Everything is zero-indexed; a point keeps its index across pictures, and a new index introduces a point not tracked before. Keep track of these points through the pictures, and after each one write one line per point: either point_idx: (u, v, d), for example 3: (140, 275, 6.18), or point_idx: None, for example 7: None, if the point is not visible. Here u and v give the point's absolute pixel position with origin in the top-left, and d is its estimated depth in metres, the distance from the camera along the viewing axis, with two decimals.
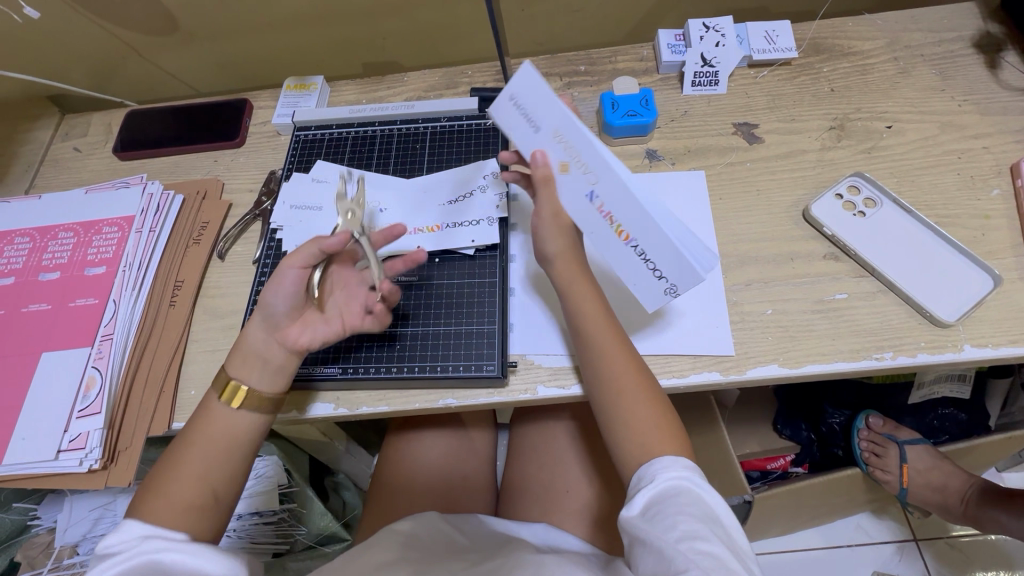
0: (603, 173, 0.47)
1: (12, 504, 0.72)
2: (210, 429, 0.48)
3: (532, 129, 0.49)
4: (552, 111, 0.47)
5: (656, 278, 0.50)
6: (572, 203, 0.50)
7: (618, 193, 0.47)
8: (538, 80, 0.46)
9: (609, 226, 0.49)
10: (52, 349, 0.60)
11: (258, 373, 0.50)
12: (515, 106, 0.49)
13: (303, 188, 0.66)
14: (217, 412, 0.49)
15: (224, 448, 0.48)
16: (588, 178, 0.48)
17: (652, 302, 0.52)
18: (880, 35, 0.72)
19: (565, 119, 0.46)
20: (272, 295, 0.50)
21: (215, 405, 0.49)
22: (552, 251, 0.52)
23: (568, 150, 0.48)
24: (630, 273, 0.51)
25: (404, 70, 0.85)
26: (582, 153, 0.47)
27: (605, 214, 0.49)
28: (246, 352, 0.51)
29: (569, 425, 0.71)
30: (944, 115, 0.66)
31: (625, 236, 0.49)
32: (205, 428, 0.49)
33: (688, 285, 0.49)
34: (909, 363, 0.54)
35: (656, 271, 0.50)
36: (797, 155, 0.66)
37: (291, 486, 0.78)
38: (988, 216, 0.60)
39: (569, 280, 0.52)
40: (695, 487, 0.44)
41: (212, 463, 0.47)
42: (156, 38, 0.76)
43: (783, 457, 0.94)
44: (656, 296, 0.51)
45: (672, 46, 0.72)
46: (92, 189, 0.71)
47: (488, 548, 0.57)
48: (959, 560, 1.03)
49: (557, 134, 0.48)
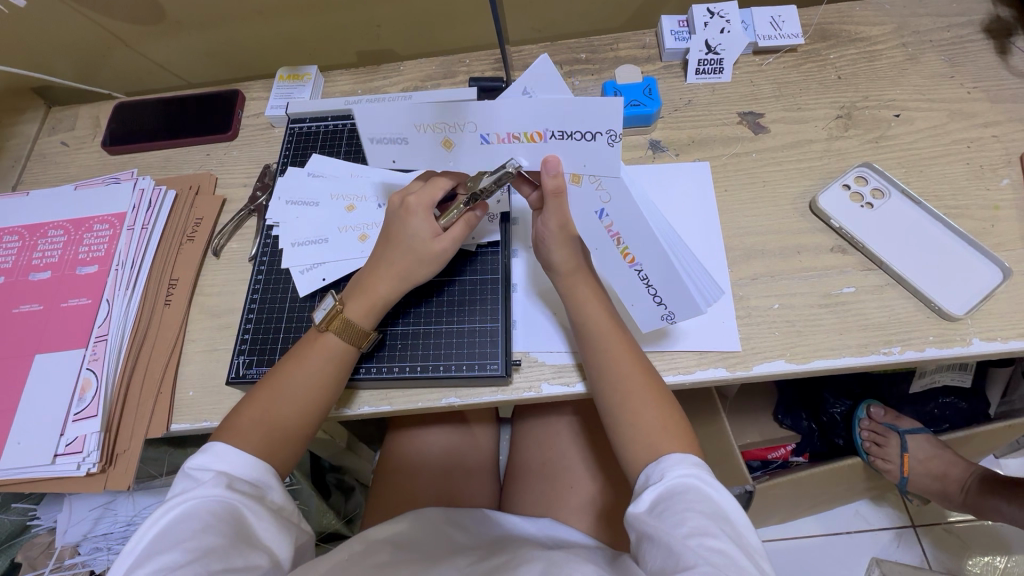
0: (476, 113, 0.44)
1: (10, 505, 0.71)
2: (312, 363, 0.51)
3: (399, 144, 0.48)
4: (399, 112, 0.45)
5: (589, 141, 0.44)
6: (482, 160, 0.48)
7: (502, 119, 0.44)
8: (552, 73, 0.44)
9: (616, 246, 0.50)
10: (45, 352, 0.59)
11: (375, 314, 0.53)
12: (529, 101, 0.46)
13: (299, 183, 0.64)
14: (331, 345, 0.52)
15: (331, 387, 0.51)
16: (470, 129, 0.45)
17: (648, 325, 0.53)
18: (888, 20, 0.71)
19: (423, 107, 0.44)
20: (430, 269, 0.54)
21: (325, 339, 0.52)
22: (558, 261, 0.51)
23: (440, 127, 0.45)
24: (631, 294, 0.53)
25: (401, 58, 0.83)
26: (447, 118, 0.45)
27: (507, 139, 0.46)
28: (373, 298, 0.53)
29: (573, 420, 0.71)
30: (953, 103, 0.65)
31: (538, 136, 0.45)
32: (313, 360, 0.51)
33: (619, 118, 0.42)
34: (916, 358, 0.54)
35: (583, 134, 0.44)
36: (803, 146, 0.65)
37: (294, 483, 0.77)
38: (998, 207, 0.59)
39: (571, 285, 0.52)
40: (704, 486, 0.43)
41: (315, 403, 0.50)
42: (143, 27, 0.73)
43: (783, 447, 0.96)
44: (654, 320, 0.52)
45: (676, 33, 0.70)
46: (81, 185, 0.69)
47: (490, 546, 0.56)
48: (957, 546, 1.03)
49: (420, 126, 0.46)
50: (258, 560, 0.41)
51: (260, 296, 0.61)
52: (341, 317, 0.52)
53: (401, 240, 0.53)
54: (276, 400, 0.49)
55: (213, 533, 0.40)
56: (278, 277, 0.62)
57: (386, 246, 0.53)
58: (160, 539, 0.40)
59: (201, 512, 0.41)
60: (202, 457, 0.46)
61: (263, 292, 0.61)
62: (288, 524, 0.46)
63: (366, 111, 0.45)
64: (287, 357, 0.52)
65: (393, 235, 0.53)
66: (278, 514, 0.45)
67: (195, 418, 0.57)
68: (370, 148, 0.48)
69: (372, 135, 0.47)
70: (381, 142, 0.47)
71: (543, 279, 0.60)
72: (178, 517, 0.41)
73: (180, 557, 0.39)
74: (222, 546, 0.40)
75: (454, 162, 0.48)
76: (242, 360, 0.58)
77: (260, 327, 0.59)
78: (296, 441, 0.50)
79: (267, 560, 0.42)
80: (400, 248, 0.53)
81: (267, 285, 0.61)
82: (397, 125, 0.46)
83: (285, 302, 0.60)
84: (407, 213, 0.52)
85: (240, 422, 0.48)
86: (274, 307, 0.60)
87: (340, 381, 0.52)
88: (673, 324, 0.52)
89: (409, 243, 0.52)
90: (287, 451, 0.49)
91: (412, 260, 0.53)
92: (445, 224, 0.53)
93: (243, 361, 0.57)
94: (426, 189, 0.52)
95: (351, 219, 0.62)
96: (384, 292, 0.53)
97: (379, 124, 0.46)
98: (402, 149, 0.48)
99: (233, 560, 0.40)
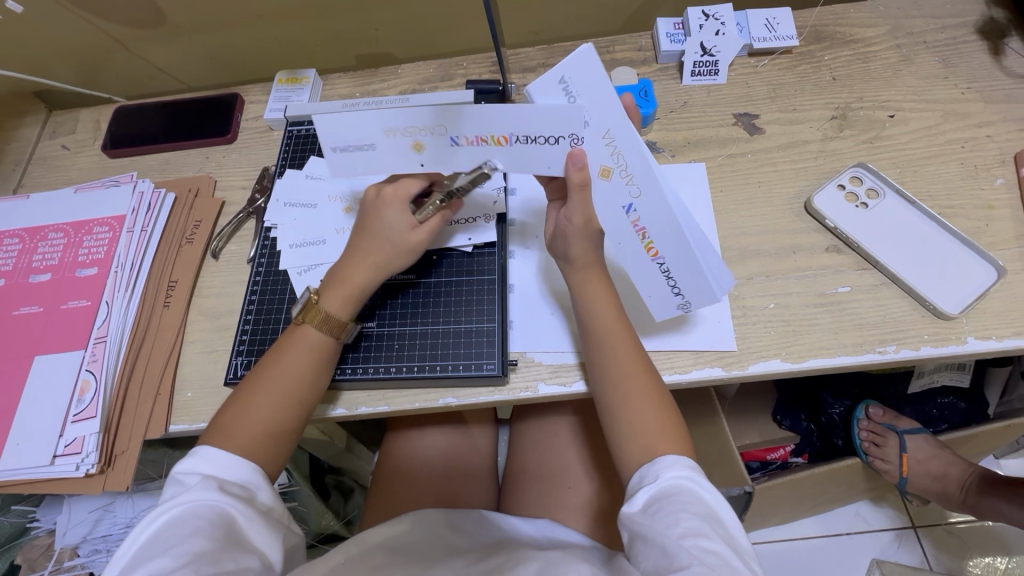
0: (442, 119, 0.47)
1: (10, 507, 0.71)
2: (291, 360, 0.51)
3: (370, 151, 0.50)
4: (367, 120, 0.48)
5: (553, 145, 0.47)
6: (451, 161, 0.50)
7: (470, 123, 0.46)
8: (596, 66, 0.46)
9: (641, 240, 0.52)
10: (45, 353, 0.60)
11: (353, 306, 0.53)
12: (564, 90, 0.47)
13: (298, 185, 0.65)
14: (309, 340, 0.52)
15: (316, 376, 0.52)
16: (438, 131, 0.48)
17: (662, 313, 0.54)
18: (882, 22, 0.71)
19: (391, 113, 0.47)
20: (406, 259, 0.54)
21: (302, 334, 0.52)
22: (575, 253, 0.51)
23: (407, 131, 0.48)
24: (646, 285, 0.53)
25: (399, 62, 0.84)
26: (415, 122, 0.47)
27: (476, 141, 0.48)
28: (349, 287, 0.53)
29: (570, 421, 0.71)
30: (947, 103, 0.65)
31: (503, 140, 0.47)
32: (293, 356, 0.51)
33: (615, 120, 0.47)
34: (911, 356, 0.54)
35: (548, 139, 0.47)
36: (798, 146, 0.65)
37: (291, 484, 0.77)
38: (992, 206, 0.60)
39: (583, 279, 0.52)
40: (696, 486, 0.43)
41: (300, 397, 0.51)
42: (143, 31, 0.74)
43: (782, 447, 0.95)
44: (667, 309, 0.54)
45: (671, 35, 0.70)
46: (81, 189, 0.70)
47: (487, 547, 0.57)
48: (957, 546, 1.03)
49: (388, 131, 0.48)
50: (249, 563, 0.42)
51: (257, 298, 0.61)
52: (316, 307, 0.52)
53: (377, 230, 0.53)
54: (258, 397, 0.49)
55: (203, 537, 0.40)
56: (275, 278, 0.62)
57: (361, 237, 0.54)
58: (151, 545, 0.40)
59: (192, 516, 0.41)
60: (189, 461, 0.46)
61: (261, 293, 0.61)
62: (278, 525, 0.46)
63: (332, 120, 0.48)
64: (268, 355, 0.52)
65: (369, 224, 0.54)
66: (268, 515, 0.46)
67: (194, 419, 0.57)
68: (335, 158, 0.51)
69: (340, 144, 0.50)
70: (352, 150, 0.50)
71: (557, 280, 0.60)
72: (169, 522, 0.41)
73: (169, 562, 0.39)
74: (213, 549, 0.40)
75: (423, 163, 0.51)
76: (241, 361, 0.58)
77: (258, 328, 0.59)
78: (288, 432, 0.50)
79: (258, 562, 0.43)
80: (375, 239, 0.53)
81: (265, 286, 0.62)
82: (365, 132, 0.49)
83: (283, 303, 0.61)
84: (381, 203, 0.54)
85: (224, 422, 0.48)
86: (272, 308, 0.60)
87: (321, 374, 0.52)
88: (687, 312, 0.54)
89: (385, 233, 0.53)
90: (273, 448, 0.49)
91: (391, 251, 0.53)
92: (421, 218, 0.54)
93: (242, 362, 0.58)
94: (402, 183, 0.54)
95: (348, 220, 0.62)
96: (361, 282, 0.53)
97: (348, 133, 0.49)
98: (373, 155, 0.50)
99: (225, 564, 0.40)
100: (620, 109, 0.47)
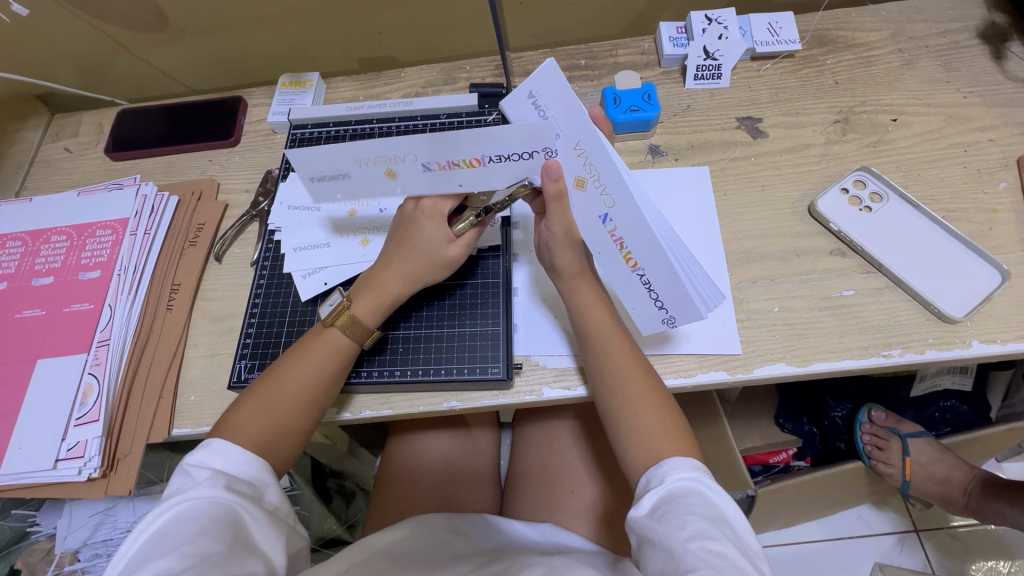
0: (410, 147, 0.46)
1: (9, 511, 0.70)
2: (312, 362, 0.51)
3: (342, 179, 0.49)
4: (335, 151, 0.46)
5: (527, 159, 0.46)
6: (428, 185, 0.50)
7: (443, 151, 0.45)
8: (557, 78, 0.43)
9: (619, 250, 0.49)
10: (47, 357, 0.60)
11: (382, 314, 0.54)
12: (533, 103, 0.46)
13: (301, 189, 0.65)
14: (331, 344, 0.52)
15: (329, 386, 0.51)
16: (409, 159, 0.47)
17: (647, 327, 0.53)
18: (884, 26, 0.71)
19: (358, 143, 0.45)
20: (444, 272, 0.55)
21: (328, 335, 0.52)
22: (563, 264, 0.52)
23: (378, 161, 0.47)
24: (632, 298, 0.52)
25: (402, 65, 0.84)
26: (383, 152, 0.46)
27: (447, 166, 0.47)
28: (382, 296, 0.53)
29: (574, 424, 0.71)
30: (949, 107, 0.66)
31: (476, 162, 0.46)
32: (313, 357, 0.51)
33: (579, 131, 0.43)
34: (916, 360, 0.54)
35: (521, 155, 0.45)
36: (801, 150, 0.65)
37: (294, 488, 0.80)
38: (995, 210, 0.60)
39: (573, 287, 0.52)
40: (703, 489, 0.43)
41: (315, 401, 0.51)
42: (146, 34, 0.74)
43: (785, 450, 0.94)
44: (654, 324, 0.52)
45: (675, 39, 0.70)
46: (84, 192, 0.70)
47: (492, 552, 0.56)
48: (959, 550, 1.03)
49: (359, 161, 0.47)
50: (255, 567, 0.41)
51: (261, 301, 0.61)
52: (346, 313, 0.52)
53: (416, 242, 0.53)
54: (275, 395, 0.49)
55: (212, 539, 0.40)
56: (279, 281, 0.62)
57: (397, 246, 0.53)
58: (156, 544, 0.39)
59: (199, 515, 0.41)
60: (200, 454, 0.46)
61: (264, 296, 0.61)
62: (283, 528, 0.46)
63: (302, 155, 0.46)
64: (290, 351, 0.52)
65: (406, 236, 0.53)
66: (273, 517, 0.45)
67: (197, 423, 0.57)
68: (312, 187, 0.49)
69: (310, 175, 0.48)
70: (322, 180, 0.49)
71: (547, 284, 0.61)
72: (176, 520, 0.40)
73: (176, 563, 0.38)
74: (221, 551, 0.39)
75: (400, 190, 0.50)
76: (244, 364, 0.58)
77: (262, 331, 0.59)
78: (292, 439, 0.50)
79: (262, 566, 0.42)
80: (411, 250, 0.53)
81: (269, 289, 0.61)
82: (334, 162, 0.47)
83: (287, 306, 0.60)
84: (421, 216, 0.52)
85: (240, 413, 0.49)
86: (276, 311, 0.60)
87: (338, 379, 0.52)
88: (674, 328, 0.52)
89: (424, 247, 0.53)
90: (284, 447, 0.49)
91: (434, 267, 0.54)
92: (458, 231, 0.53)
93: (245, 365, 0.58)
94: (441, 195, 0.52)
95: (350, 223, 0.62)
96: (395, 292, 0.54)
97: (315, 162, 0.47)
98: (346, 182, 0.49)
99: (231, 567, 0.39)
100: (585, 116, 0.43)
